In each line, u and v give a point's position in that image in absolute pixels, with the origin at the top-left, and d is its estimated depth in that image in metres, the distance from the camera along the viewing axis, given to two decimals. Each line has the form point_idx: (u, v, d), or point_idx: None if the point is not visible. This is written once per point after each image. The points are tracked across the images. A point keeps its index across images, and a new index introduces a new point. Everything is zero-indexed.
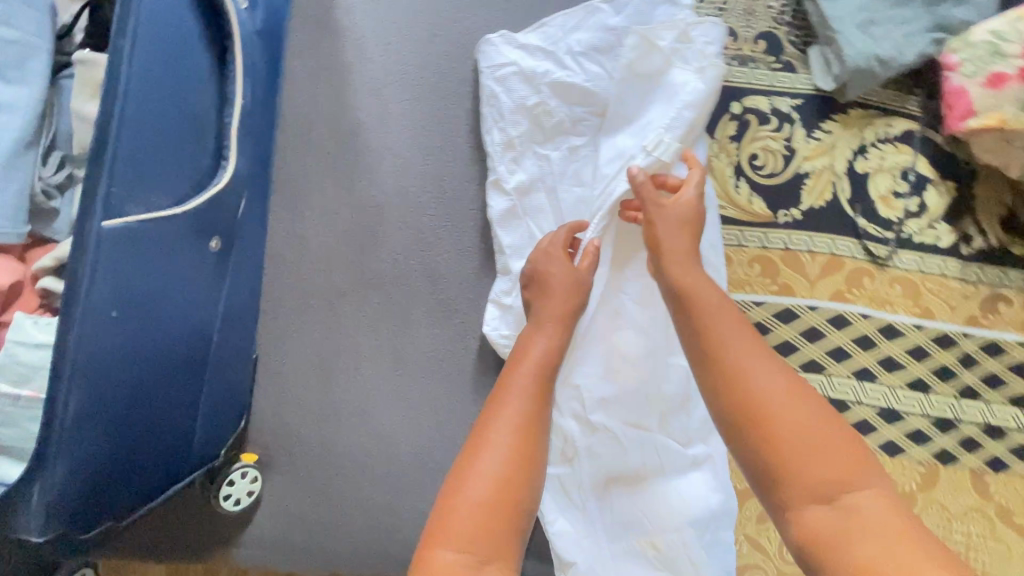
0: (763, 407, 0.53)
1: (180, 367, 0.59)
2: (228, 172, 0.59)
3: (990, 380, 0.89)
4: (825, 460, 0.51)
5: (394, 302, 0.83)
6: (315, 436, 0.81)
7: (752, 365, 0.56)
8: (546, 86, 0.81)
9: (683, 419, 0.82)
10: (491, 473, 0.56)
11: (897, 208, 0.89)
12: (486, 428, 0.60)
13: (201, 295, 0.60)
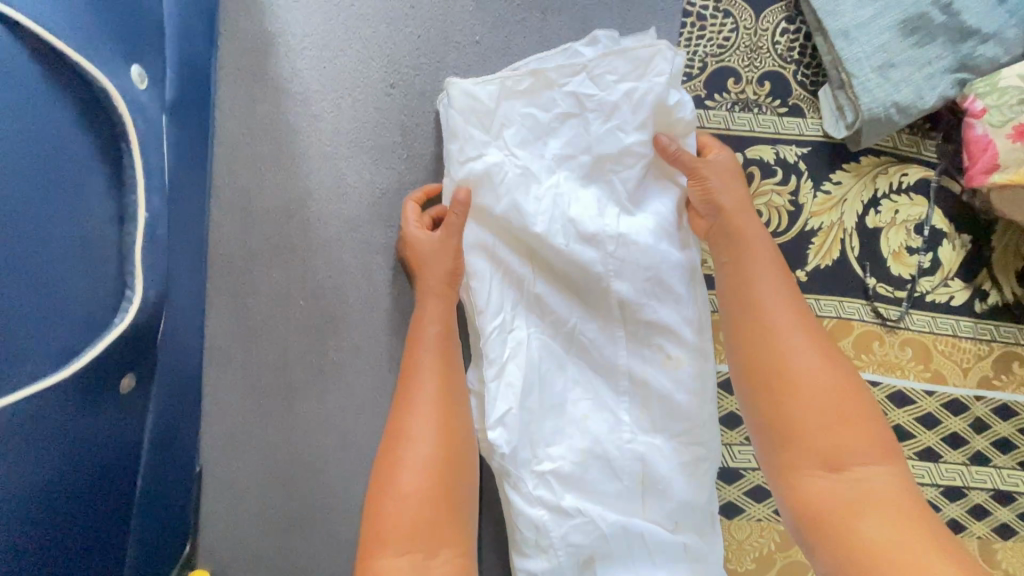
0: (806, 409, 0.60)
1: (107, 536, 0.50)
2: (132, 313, 0.47)
3: (1002, 445, 0.84)
4: (855, 432, 0.58)
5: (356, 396, 0.73)
6: (274, 548, 0.72)
7: (803, 370, 0.61)
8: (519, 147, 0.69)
9: (667, 502, 0.73)
10: (420, 464, 0.61)
11: (910, 265, 0.81)
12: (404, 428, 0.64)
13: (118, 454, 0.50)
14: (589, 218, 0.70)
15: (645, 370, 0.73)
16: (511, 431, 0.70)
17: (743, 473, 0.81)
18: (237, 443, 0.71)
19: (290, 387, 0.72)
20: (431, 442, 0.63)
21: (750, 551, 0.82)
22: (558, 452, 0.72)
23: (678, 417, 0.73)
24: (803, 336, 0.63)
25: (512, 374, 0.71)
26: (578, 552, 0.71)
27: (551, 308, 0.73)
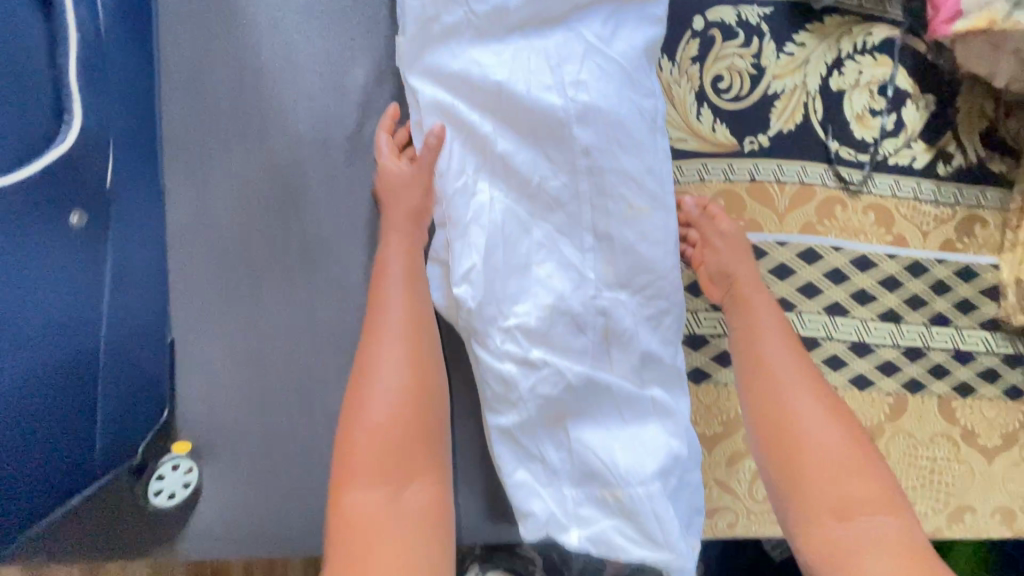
0: (810, 444, 0.62)
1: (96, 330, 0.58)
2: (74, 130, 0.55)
3: (962, 306, 0.86)
4: (859, 484, 0.60)
5: (323, 270, 0.73)
6: (253, 421, 0.75)
7: (805, 410, 0.64)
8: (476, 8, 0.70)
9: (631, 353, 0.75)
10: (379, 415, 0.64)
11: (873, 128, 0.81)
12: (359, 404, 0.65)
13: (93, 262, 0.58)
14: (546, 77, 0.71)
15: (607, 227, 0.74)
16: (476, 286, 0.72)
17: (708, 340, 0.83)
18: (205, 323, 0.72)
19: (256, 263, 0.72)
20: (368, 453, 0.63)
21: (717, 414, 0.84)
22: (523, 309, 0.73)
23: (639, 271, 0.75)
24: (809, 384, 0.65)
25: (473, 233, 0.72)
26: (547, 404, 0.73)
27: (512, 168, 0.72)
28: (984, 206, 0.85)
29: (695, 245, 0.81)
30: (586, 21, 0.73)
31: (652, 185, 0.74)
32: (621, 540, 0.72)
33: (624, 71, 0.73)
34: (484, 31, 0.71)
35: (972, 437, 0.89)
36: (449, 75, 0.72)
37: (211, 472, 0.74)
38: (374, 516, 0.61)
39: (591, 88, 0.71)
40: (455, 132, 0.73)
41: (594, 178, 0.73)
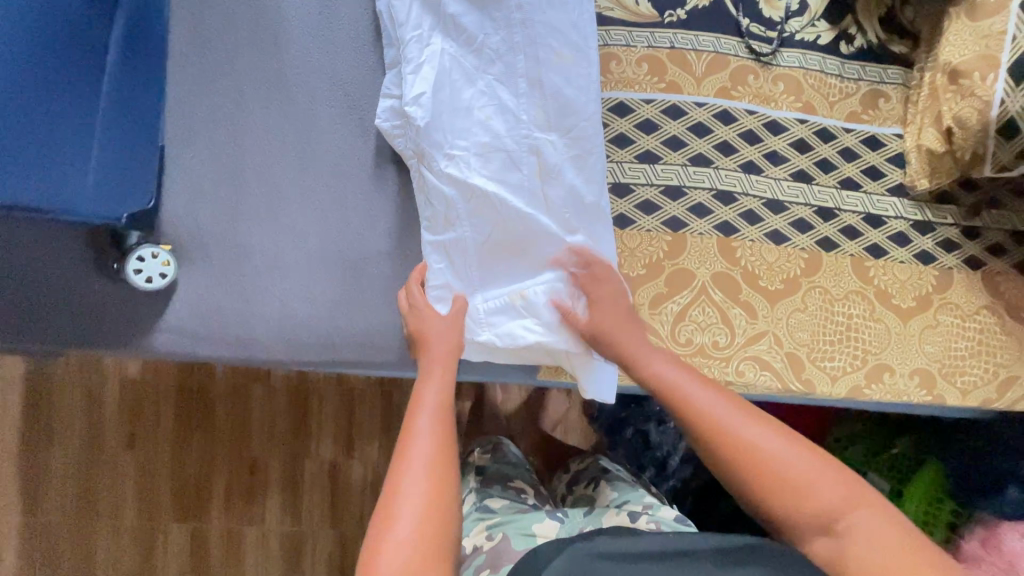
0: (776, 463, 0.63)
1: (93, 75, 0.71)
2: None
3: (870, 173, 0.95)
4: (827, 482, 0.62)
5: (295, 100, 0.87)
6: (225, 227, 0.87)
7: (747, 430, 0.66)
8: None
9: (558, 187, 0.84)
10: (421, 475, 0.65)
11: (779, 8, 0.93)
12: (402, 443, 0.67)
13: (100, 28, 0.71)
14: None
15: (538, 73, 0.83)
16: (421, 115, 0.82)
17: (633, 188, 0.92)
18: (193, 137, 0.85)
19: (237, 90, 0.86)
20: (428, 460, 0.66)
21: (641, 258, 0.92)
22: (464, 144, 0.83)
23: (567, 116, 0.83)
24: (738, 412, 0.68)
25: (424, 75, 0.82)
26: (477, 228, 0.84)
27: (462, 23, 0.83)
28: (886, 83, 0.95)
29: (619, 102, 0.92)
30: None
31: (579, 38, 0.83)
32: (522, 335, 0.83)
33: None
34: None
35: (887, 297, 0.95)
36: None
37: (189, 269, 0.86)
38: (439, 484, 0.65)
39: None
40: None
41: (527, 30, 0.82)
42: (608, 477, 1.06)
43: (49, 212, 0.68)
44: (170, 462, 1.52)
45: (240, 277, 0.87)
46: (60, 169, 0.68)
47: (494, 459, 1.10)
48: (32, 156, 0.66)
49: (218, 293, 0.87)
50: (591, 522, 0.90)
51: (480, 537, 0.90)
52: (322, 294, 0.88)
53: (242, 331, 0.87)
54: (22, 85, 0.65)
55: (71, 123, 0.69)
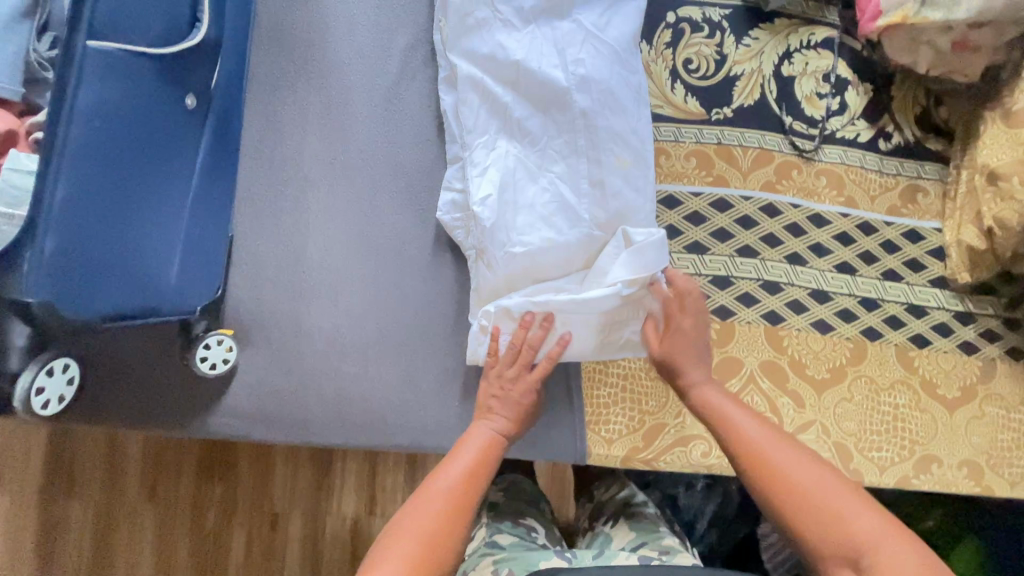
0: (792, 483, 0.65)
1: (174, 185, 0.70)
2: (200, 33, 0.69)
3: (911, 264, 0.97)
4: (852, 508, 0.62)
5: (359, 189, 0.90)
6: (289, 312, 0.89)
7: (771, 448, 0.69)
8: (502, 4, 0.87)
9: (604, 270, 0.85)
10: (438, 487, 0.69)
11: (820, 107, 0.97)
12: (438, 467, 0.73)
13: (185, 138, 0.71)
14: (553, 61, 0.86)
15: (600, 175, 0.85)
16: (489, 212, 0.84)
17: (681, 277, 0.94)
18: (259, 225, 0.89)
19: (305, 180, 0.89)
20: (436, 507, 0.67)
21: None
22: (529, 240, 0.84)
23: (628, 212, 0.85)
24: (783, 445, 0.69)
25: (491, 175, 0.86)
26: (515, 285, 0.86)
27: (527, 124, 0.87)
28: (924, 178, 0.98)
29: (669, 194, 0.95)
30: (583, 11, 0.87)
31: (639, 142, 0.87)
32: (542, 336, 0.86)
33: (614, 53, 0.86)
34: (509, 18, 0.86)
35: (932, 387, 0.96)
36: (482, 46, 0.87)
37: (248, 353, 0.88)
38: (466, 489, 0.71)
39: (589, 65, 0.85)
40: (479, 95, 0.88)
41: (591, 135, 0.86)
42: (628, 515, 0.98)
43: (140, 314, 0.69)
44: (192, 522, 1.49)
45: (301, 360, 0.89)
46: (151, 276, 0.69)
47: (507, 494, 1.03)
48: (128, 270, 0.66)
49: (278, 377, 0.88)
50: (601, 559, 0.85)
51: (485, 572, 0.84)
52: (377, 379, 0.89)
53: (297, 417, 0.88)
54: (114, 201, 0.63)
55: (161, 231, 0.69)
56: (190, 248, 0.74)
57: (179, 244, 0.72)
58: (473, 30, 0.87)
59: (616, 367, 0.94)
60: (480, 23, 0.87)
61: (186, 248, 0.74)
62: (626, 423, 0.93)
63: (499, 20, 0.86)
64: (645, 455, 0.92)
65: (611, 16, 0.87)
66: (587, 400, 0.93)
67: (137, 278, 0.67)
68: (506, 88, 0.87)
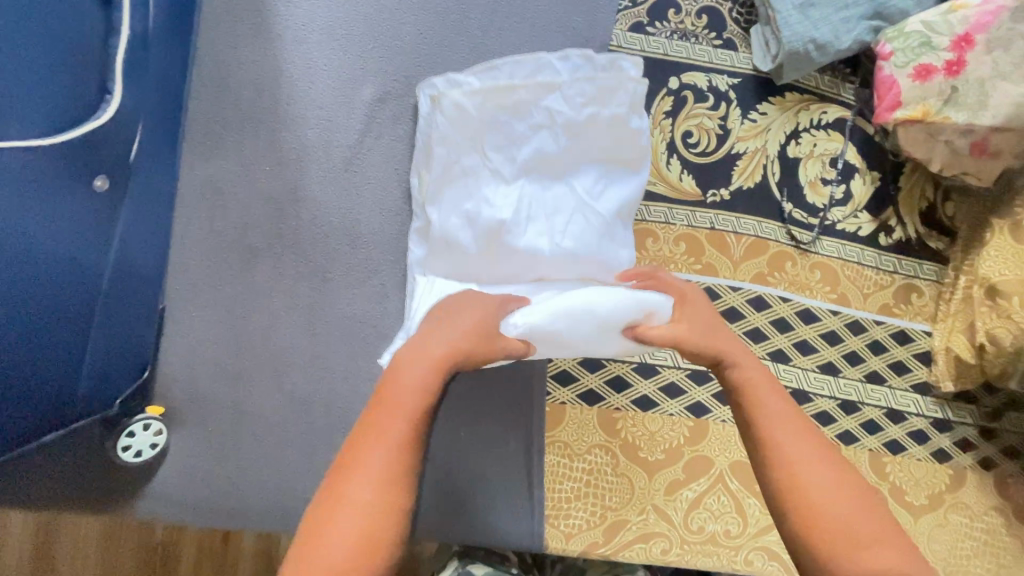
0: (785, 451, 0.54)
1: (87, 293, 0.60)
2: (112, 106, 0.58)
3: (896, 367, 0.93)
4: (852, 501, 0.51)
5: (312, 260, 0.81)
6: (227, 390, 0.81)
7: (780, 422, 0.56)
8: (496, 112, 0.74)
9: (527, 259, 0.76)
10: (359, 506, 0.48)
11: (823, 195, 0.90)
12: (355, 456, 0.50)
13: (98, 234, 0.61)
14: (537, 183, 0.76)
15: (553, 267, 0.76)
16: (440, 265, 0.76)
17: (658, 369, 0.90)
18: (197, 292, 0.79)
19: (250, 248, 0.80)
20: (347, 538, 0.46)
21: (660, 442, 0.90)
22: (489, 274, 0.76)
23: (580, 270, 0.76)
24: (794, 418, 0.57)
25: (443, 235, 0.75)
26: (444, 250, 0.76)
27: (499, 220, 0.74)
28: (920, 278, 0.93)
29: None
30: (576, 183, 0.76)
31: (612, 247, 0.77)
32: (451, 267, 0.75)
33: (605, 226, 0.76)
34: (502, 124, 0.75)
35: (901, 494, 0.94)
36: (473, 139, 0.75)
37: (177, 434, 0.80)
38: (399, 489, 0.49)
39: (575, 234, 0.75)
40: (456, 200, 0.75)
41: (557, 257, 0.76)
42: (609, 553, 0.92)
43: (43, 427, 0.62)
44: None
45: (238, 444, 0.81)
46: (61, 383, 0.61)
47: None
48: (24, 390, 0.58)
49: (209, 462, 0.80)
50: None
51: None
52: (320, 469, 0.81)
53: (227, 506, 0.80)
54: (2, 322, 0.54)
55: (70, 338, 0.60)
56: (106, 351, 0.66)
57: (91, 353, 0.63)
58: (455, 118, 0.75)
59: (581, 462, 0.89)
60: (461, 108, 0.74)
61: (102, 353, 0.65)
62: (586, 518, 0.88)
63: (490, 130, 0.75)
64: (605, 552, 0.87)
65: (607, 185, 0.77)
66: (549, 495, 0.88)
67: (39, 398, 0.60)
68: (486, 201, 0.75)
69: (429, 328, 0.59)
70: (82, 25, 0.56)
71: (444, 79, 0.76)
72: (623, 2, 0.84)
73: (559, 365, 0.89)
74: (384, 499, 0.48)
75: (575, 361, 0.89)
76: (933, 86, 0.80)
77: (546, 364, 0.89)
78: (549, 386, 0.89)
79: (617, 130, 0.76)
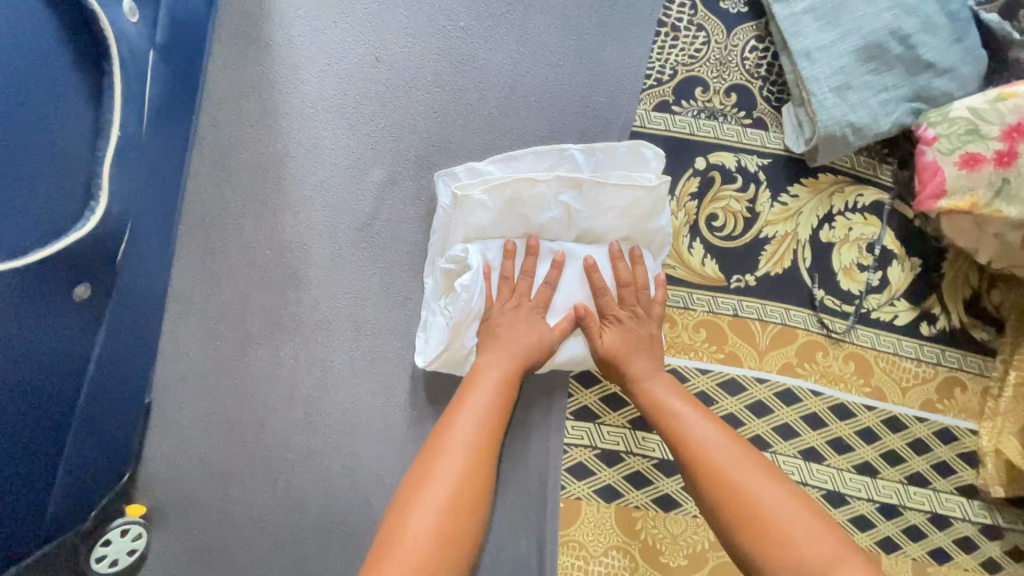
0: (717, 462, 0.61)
1: (56, 414, 0.54)
2: (96, 216, 0.53)
3: (940, 468, 0.86)
4: (778, 498, 0.57)
5: (312, 348, 0.76)
6: (215, 488, 0.74)
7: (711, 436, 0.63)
8: (512, 207, 0.70)
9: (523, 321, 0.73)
10: (445, 488, 0.57)
11: (859, 281, 0.84)
12: (432, 460, 0.60)
13: (73, 350, 0.55)
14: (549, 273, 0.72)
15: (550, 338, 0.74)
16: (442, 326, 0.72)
17: None
18: (188, 382, 0.74)
19: (246, 336, 0.75)
20: (433, 519, 0.55)
21: (683, 547, 0.82)
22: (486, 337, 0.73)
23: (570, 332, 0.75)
24: (722, 432, 0.63)
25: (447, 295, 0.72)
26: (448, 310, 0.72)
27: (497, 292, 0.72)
28: (965, 370, 0.86)
29: (675, 370, 0.82)
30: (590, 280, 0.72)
31: None
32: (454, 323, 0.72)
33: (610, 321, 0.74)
34: (520, 216, 0.71)
35: None
36: (494, 234, 0.71)
37: (159, 537, 0.73)
38: (479, 474, 0.59)
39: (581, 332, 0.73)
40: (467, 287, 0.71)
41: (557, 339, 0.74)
42: None
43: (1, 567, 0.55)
44: None
45: (224, 549, 0.74)
46: (23, 516, 0.55)
47: None
48: None
49: (192, 568, 0.74)
50: None
51: None
52: (313, 575, 0.75)
53: None
54: None
55: (35, 466, 0.54)
56: (76, 468, 0.60)
57: (58, 476, 0.57)
58: (471, 214, 0.69)
59: (596, 568, 0.81)
60: (480, 204, 0.69)
61: (71, 471, 0.59)
62: None
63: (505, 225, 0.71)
64: None
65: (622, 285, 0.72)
66: None
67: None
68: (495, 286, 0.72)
69: (481, 358, 0.68)
70: (73, 125, 0.52)
71: (466, 169, 0.72)
72: (647, 79, 0.80)
73: (574, 459, 0.82)
74: (459, 498, 0.57)
75: (591, 455, 0.82)
76: (981, 177, 0.74)
77: (562, 457, 0.82)
78: (563, 481, 0.82)
79: (640, 224, 0.72)
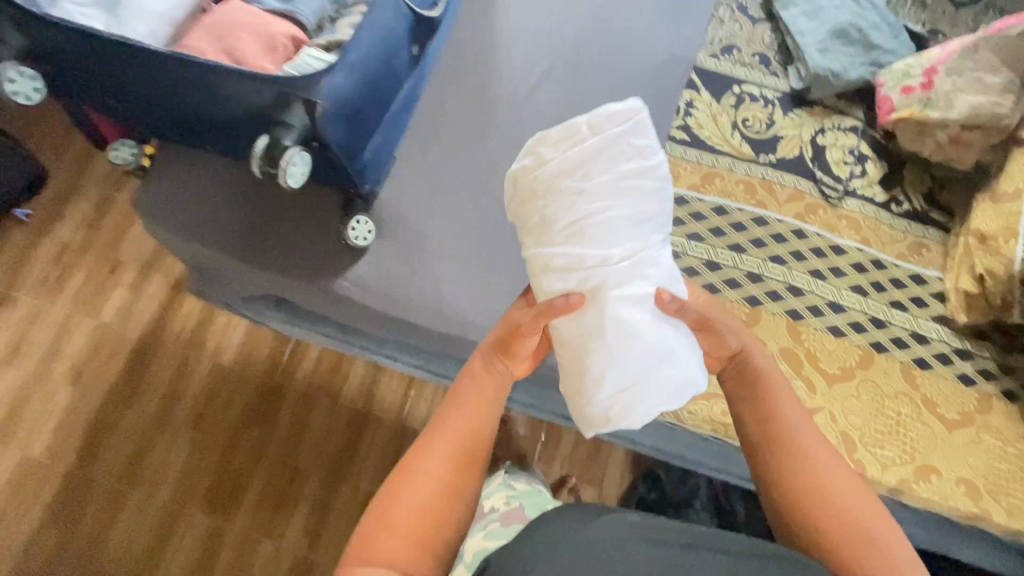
0: (812, 467, 0.79)
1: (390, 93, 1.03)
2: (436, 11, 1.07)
3: (916, 301, 1.17)
4: (852, 500, 0.77)
5: (489, 148, 1.20)
6: (414, 218, 1.15)
7: (812, 446, 0.81)
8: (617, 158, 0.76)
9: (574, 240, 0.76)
10: (430, 482, 0.79)
11: (845, 170, 1.26)
12: (418, 463, 0.80)
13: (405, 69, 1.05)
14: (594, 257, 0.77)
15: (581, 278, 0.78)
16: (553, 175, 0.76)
17: (723, 266, 1.18)
18: (411, 156, 1.20)
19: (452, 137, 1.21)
20: (420, 506, 0.77)
21: None
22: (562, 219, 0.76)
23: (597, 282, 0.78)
24: (819, 441, 0.81)
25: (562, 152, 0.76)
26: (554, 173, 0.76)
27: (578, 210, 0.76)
28: (928, 238, 1.22)
29: (719, 204, 1.22)
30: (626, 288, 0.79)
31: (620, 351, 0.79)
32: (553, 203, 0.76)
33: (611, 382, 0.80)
34: (620, 163, 0.76)
35: (933, 405, 1.09)
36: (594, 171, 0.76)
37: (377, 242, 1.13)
38: (444, 492, 0.79)
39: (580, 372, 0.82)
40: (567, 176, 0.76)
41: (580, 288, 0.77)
42: None
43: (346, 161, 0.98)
44: (220, 455, 1.72)
45: (413, 256, 1.13)
46: (362, 136, 0.99)
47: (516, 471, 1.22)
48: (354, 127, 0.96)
49: (394, 264, 1.12)
50: None
51: (499, 500, 1.07)
52: (469, 282, 1.11)
53: (401, 296, 1.11)
54: (368, 82, 0.95)
55: (376, 112, 1.01)
56: (379, 137, 1.05)
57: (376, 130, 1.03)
58: (566, 141, 0.76)
59: None
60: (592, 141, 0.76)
61: (378, 136, 1.05)
62: None
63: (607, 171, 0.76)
64: (672, 400, 1.08)
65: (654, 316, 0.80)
66: None
67: (354, 137, 0.97)
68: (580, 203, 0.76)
69: (475, 364, 0.87)
70: None
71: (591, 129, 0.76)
72: (705, 43, 1.35)
73: None
74: (431, 508, 0.78)
75: None
76: (915, 97, 1.20)
77: None
78: None
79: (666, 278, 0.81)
